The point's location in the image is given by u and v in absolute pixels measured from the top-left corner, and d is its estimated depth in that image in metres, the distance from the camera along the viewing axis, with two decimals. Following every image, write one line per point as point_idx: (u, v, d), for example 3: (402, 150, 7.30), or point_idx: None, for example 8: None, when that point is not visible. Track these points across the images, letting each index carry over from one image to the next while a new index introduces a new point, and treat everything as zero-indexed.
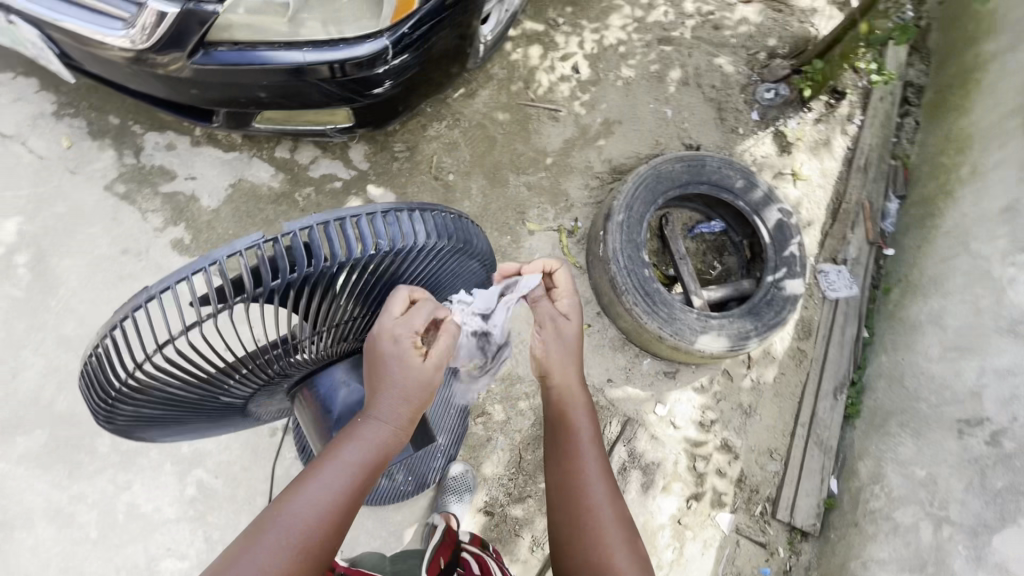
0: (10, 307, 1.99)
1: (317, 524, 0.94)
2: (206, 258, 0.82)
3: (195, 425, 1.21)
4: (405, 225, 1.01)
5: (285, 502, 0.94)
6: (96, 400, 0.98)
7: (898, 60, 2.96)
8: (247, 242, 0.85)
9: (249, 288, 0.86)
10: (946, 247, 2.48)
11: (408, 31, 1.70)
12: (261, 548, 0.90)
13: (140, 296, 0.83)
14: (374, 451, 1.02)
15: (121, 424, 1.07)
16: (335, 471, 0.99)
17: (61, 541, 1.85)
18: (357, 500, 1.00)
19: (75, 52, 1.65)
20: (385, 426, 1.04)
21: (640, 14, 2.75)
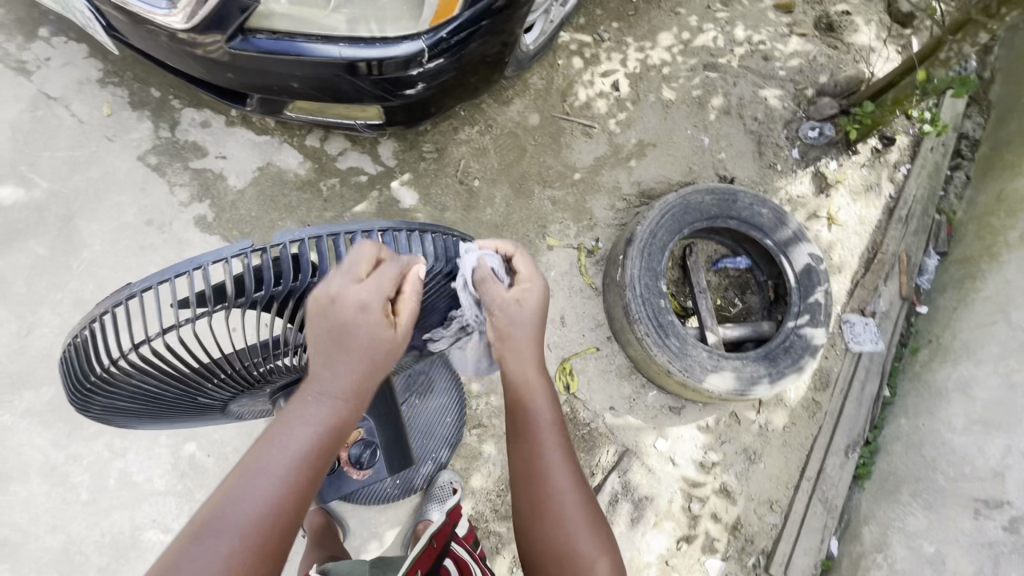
0: (32, 264, 2.03)
1: (263, 521, 0.85)
2: (191, 262, 0.82)
3: (173, 420, 1.20)
4: (402, 246, 1.03)
5: (225, 497, 0.86)
6: (73, 387, 0.97)
7: (954, 110, 2.83)
8: (235, 249, 0.84)
9: (231, 296, 0.85)
10: (984, 313, 2.35)
11: (446, 36, 1.70)
12: (203, 549, 0.81)
13: (122, 292, 0.82)
14: (322, 434, 0.92)
15: (96, 412, 1.06)
16: (279, 458, 0.89)
17: (52, 498, 1.89)
18: (308, 489, 0.90)
19: (119, 24, 1.67)
20: (329, 405, 0.93)
21: (688, 37, 2.68)
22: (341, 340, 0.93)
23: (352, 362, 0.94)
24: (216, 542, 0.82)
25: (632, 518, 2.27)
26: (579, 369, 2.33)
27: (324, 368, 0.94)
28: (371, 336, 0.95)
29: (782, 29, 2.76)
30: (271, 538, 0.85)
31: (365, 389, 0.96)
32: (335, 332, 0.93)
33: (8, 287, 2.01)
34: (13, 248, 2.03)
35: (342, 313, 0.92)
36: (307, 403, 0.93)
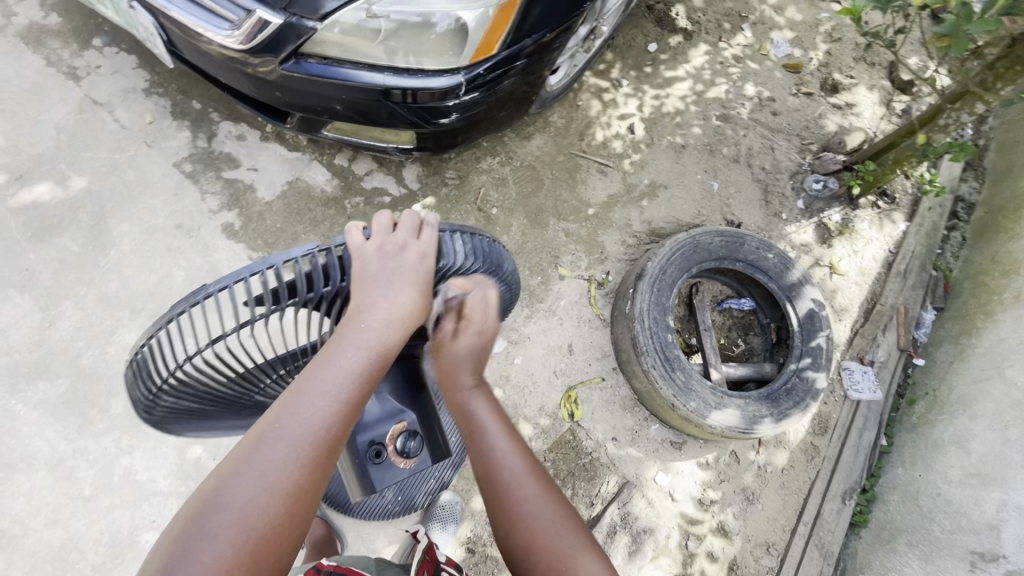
0: (61, 258, 2.09)
1: (313, 438, 0.90)
2: (264, 262, 0.94)
3: (220, 420, 1.28)
4: (446, 245, 1.17)
5: (278, 415, 0.90)
6: (140, 391, 1.05)
7: (951, 174, 2.97)
8: (303, 250, 0.98)
9: (301, 291, 1.00)
10: (979, 368, 2.42)
11: (483, 73, 1.82)
12: (257, 463, 0.86)
13: (199, 293, 0.92)
14: (369, 360, 1.00)
15: (156, 417, 1.13)
16: (329, 382, 0.95)
17: (55, 491, 1.89)
18: (355, 412, 0.96)
19: (179, 40, 1.79)
20: (377, 332, 1.03)
21: (701, 88, 2.83)
22: (387, 278, 1.07)
23: (398, 298, 1.07)
24: (279, 449, 0.88)
25: (629, 552, 2.27)
26: (585, 399, 2.37)
27: (374, 302, 1.05)
28: (413, 277, 1.10)
29: (790, 87, 2.92)
30: (321, 456, 0.90)
31: (406, 320, 1.07)
32: (380, 269, 1.08)
33: (35, 279, 2.05)
34: (44, 241, 2.09)
35: (381, 256, 1.09)
36: (356, 330, 1.02)
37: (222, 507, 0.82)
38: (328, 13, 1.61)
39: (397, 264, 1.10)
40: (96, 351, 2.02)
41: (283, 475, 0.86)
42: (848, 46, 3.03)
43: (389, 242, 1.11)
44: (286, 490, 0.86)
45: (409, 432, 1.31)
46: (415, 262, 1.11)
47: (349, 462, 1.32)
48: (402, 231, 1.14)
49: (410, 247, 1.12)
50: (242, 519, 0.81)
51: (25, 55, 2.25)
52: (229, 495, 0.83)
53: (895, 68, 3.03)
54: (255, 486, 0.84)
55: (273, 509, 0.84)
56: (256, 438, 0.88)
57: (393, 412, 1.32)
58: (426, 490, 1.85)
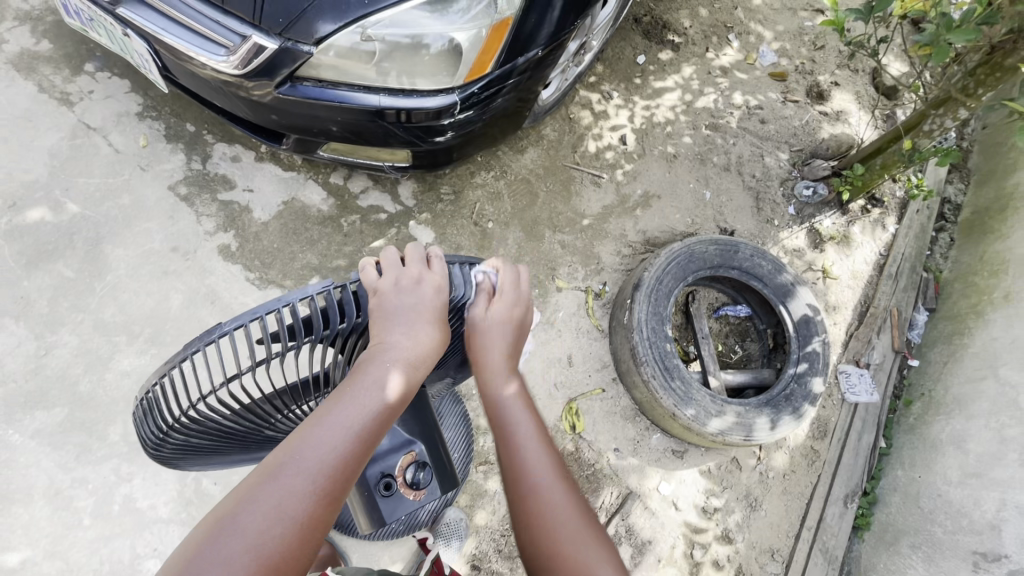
0: (56, 285, 2.07)
1: (329, 473, 0.91)
2: (281, 300, 0.93)
3: (229, 455, 1.28)
4: (456, 277, 1.22)
5: (296, 445, 0.91)
6: (152, 428, 1.05)
7: (937, 177, 3.02)
8: (318, 287, 0.97)
9: (317, 328, 0.99)
10: (972, 368, 2.46)
11: (476, 91, 1.85)
12: (272, 494, 0.87)
13: (213, 332, 0.92)
14: (387, 396, 1.01)
15: (165, 453, 1.13)
16: (348, 415, 0.97)
17: (54, 523, 1.87)
18: (371, 448, 0.97)
19: (172, 64, 1.79)
20: (395, 367, 1.04)
21: (690, 98, 2.88)
22: (405, 312, 1.09)
23: (416, 333, 1.08)
24: (296, 480, 0.88)
25: (635, 563, 2.27)
26: (586, 410, 2.37)
27: (394, 337, 1.07)
28: (429, 312, 1.11)
29: (777, 94, 2.98)
30: (335, 491, 0.91)
31: (424, 358, 1.08)
32: (397, 301, 1.09)
33: (30, 306, 2.04)
34: (39, 268, 2.08)
35: (399, 289, 1.11)
36: (378, 365, 1.03)
37: (234, 534, 0.82)
38: (323, 37, 1.62)
39: (415, 299, 1.11)
40: (93, 377, 2.00)
41: (297, 508, 0.87)
42: (832, 54, 3.10)
43: (406, 275, 1.13)
44: (298, 524, 0.86)
45: (419, 463, 1.28)
46: (433, 296, 1.13)
47: (356, 495, 1.29)
48: (421, 264, 1.16)
49: (427, 281, 1.14)
50: (254, 547, 0.82)
51: (17, 82, 2.25)
52: (241, 523, 0.83)
53: (877, 74, 3.10)
54: (269, 515, 0.85)
55: (284, 542, 0.84)
56: (273, 467, 0.89)
57: (402, 444, 1.29)
58: (429, 512, 1.82)
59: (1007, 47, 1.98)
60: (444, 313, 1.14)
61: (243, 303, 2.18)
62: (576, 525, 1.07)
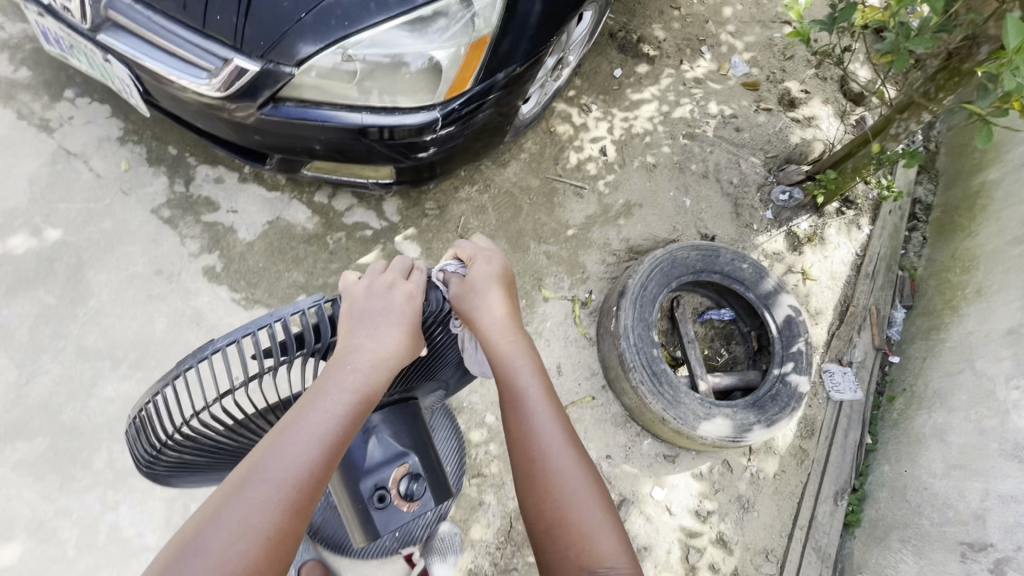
0: (37, 312, 2.05)
1: (295, 482, 0.91)
2: (272, 315, 0.94)
3: (220, 471, 1.29)
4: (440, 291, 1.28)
5: (261, 458, 0.92)
6: (144, 446, 1.05)
7: (907, 178, 3.12)
8: (309, 302, 0.99)
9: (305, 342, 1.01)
10: (951, 361, 2.52)
11: (458, 107, 1.89)
12: (239, 506, 0.87)
13: (205, 349, 0.92)
14: (353, 400, 1.02)
15: (159, 471, 1.14)
16: (312, 422, 0.97)
17: (38, 556, 1.83)
18: (338, 453, 0.98)
19: (154, 89, 1.81)
20: (360, 373, 1.05)
21: (666, 109, 2.95)
22: (371, 317, 1.11)
23: (385, 337, 1.10)
24: (260, 492, 0.89)
25: None
26: (577, 419, 2.39)
27: (362, 340, 1.08)
28: (401, 317, 1.13)
29: (751, 104, 3.07)
30: (304, 500, 0.91)
31: (392, 361, 1.09)
32: (367, 308, 1.12)
33: (11, 335, 2.01)
34: (20, 296, 2.06)
35: (367, 297, 1.13)
36: (342, 371, 1.04)
37: (200, 552, 0.82)
38: (304, 58, 1.65)
39: (385, 304, 1.13)
40: (77, 405, 1.97)
41: (264, 519, 0.87)
42: (801, 63, 3.21)
43: (375, 282, 1.16)
44: (268, 535, 0.86)
45: (412, 474, 1.28)
46: (402, 300, 1.14)
47: (352, 508, 1.28)
48: (393, 272, 1.18)
49: (396, 287, 1.16)
50: (221, 563, 0.81)
51: None
52: (208, 539, 0.83)
53: (845, 81, 3.21)
54: (235, 529, 0.85)
55: (252, 555, 0.84)
56: (238, 482, 0.89)
57: (395, 455, 1.29)
58: (423, 526, 1.85)
59: (963, 53, 2.08)
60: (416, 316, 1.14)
61: (230, 324, 2.17)
62: (581, 493, 1.09)
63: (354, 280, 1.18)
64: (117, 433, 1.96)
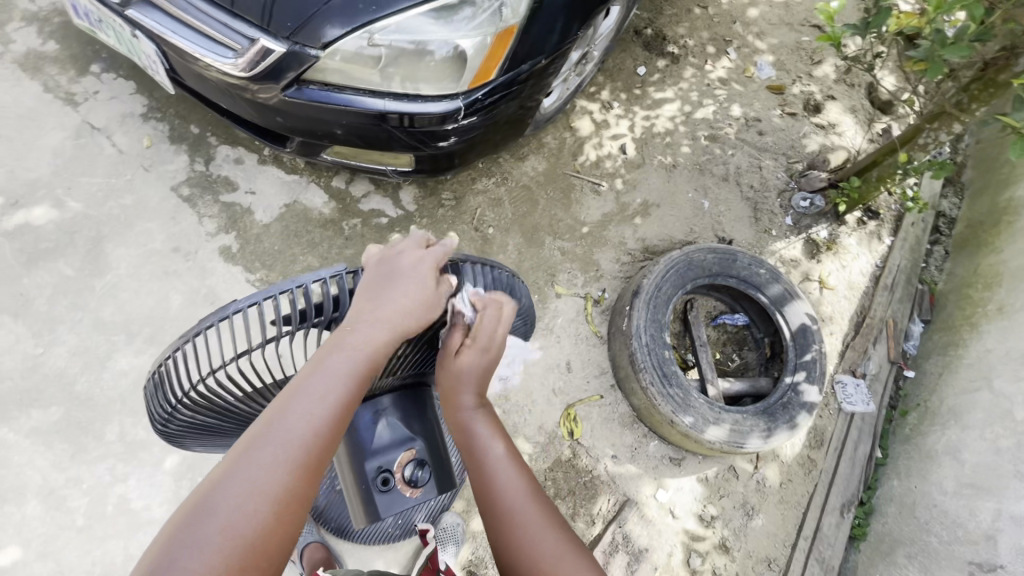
0: (56, 283, 2.07)
1: (301, 445, 0.90)
2: (294, 280, 0.95)
3: (229, 436, 1.31)
4: (467, 275, 1.18)
5: (266, 421, 0.91)
6: (160, 403, 1.07)
7: (932, 190, 3.06)
8: (331, 272, 1.01)
9: (328, 310, 1.03)
10: (968, 379, 2.47)
11: (481, 97, 1.87)
12: (247, 470, 0.87)
13: (227, 308, 0.94)
14: (361, 364, 1.00)
15: (172, 429, 1.16)
16: (318, 385, 0.96)
17: (47, 522, 1.86)
18: (345, 417, 0.97)
19: (179, 66, 1.81)
20: (369, 336, 1.01)
21: (689, 109, 2.91)
22: (385, 288, 1.06)
23: (397, 305, 1.05)
24: (266, 455, 0.88)
25: (630, 571, 2.26)
26: (584, 416, 2.38)
27: (373, 307, 1.03)
28: (418, 286, 1.08)
29: (775, 108, 3.02)
30: (313, 463, 0.91)
31: (405, 328, 1.04)
32: (380, 278, 1.07)
33: (30, 305, 2.04)
34: (39, 267, 2.08)
35: (382, 268, 1.09)
36: (347, 333, 1.00)
37: (209, 515, 0.82)
38: (330, 41, 1.64)
39: (399, 272, 1.09)
40: (91, 376, 2.00)
41: (271, 482, 0.87)
42: (829, 69, 3.15)
43: (391, 252, 1.12)
44: (275, 497, 0.86)
45: (418, 461, 1.28)
46: (416, 270, 1.10)
47: (355, 488, 1.27)
48: (408, 243, 1.15)
49: (410, 257, 1.12)
50: (230, 525, 0.82)
51: (23, 82, 2.27)
52: (216, 501, 0.84)
53: (873, 89, 3.14)
54: (242, 492, 0.85)
55: (260, 516, 0.84)
56: (244, 444, 0.88)
57: (403, 439, 1.29)
58: (425, 514, 1.88)
59: (1001, 63, 2.02)
60: (434, 286, 1.09)
61: None
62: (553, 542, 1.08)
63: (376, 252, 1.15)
64: (129, 407, 1.99)
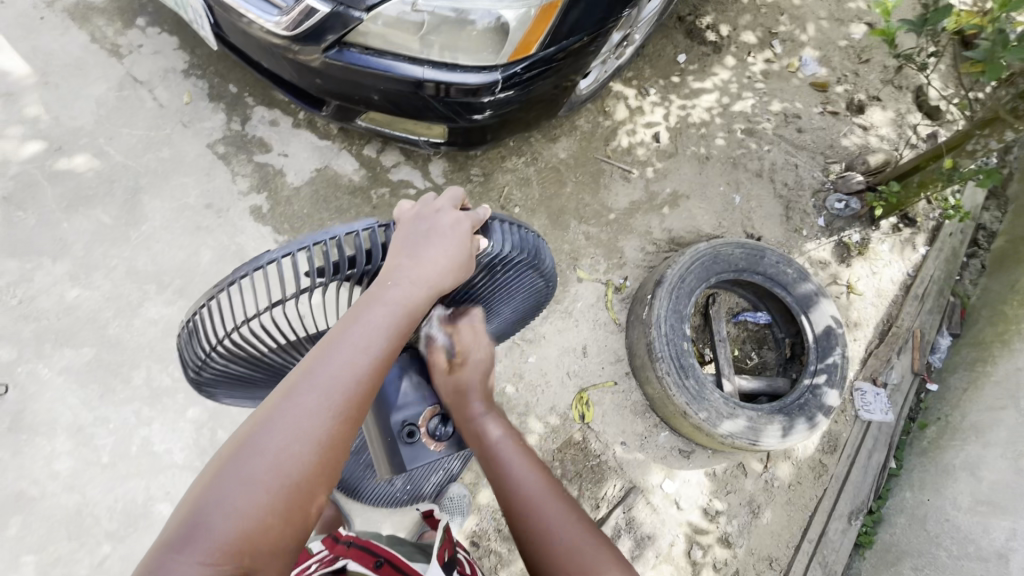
0: (93, 230, 2.13)
1: (343, 391, 0.91)
2: (327, 232, 0.97)
3: (259, 387, 1.35)
4: (495, 233, 1.18)
5: (307, 366, 0.92)
6: (193, 351, 1.09)
7: (975, 200, 2.96)
8: (363, 225, 1.01)
9: (361, 262, 1.03)
10: (994, 396, 2.40)
11: (519, 71, 1.86)
12: (290, 414, 0.88)
13: (261, 258, 0.95)
14: (398, 318, 1.00)
15: (204, 378, 1.19)
16: (359, 335, 0.96)
17: (74, 457, 1.94)
18: (385, 367, 0.98)
19: (224, 22, 1.84)
20: (405, 290, 1.02)
21: (727, 101, 2.85)
22: (423, 244, 1.07)
23: (432, 263, 1.06)
24: (308, 400, 0.89)
25: (632, 557, 2.27)
26: (596, 401, 2.38)
27: (408, 263, 1.04)
28: (453, 245, 1.09)
29: (816, 105, 2.93)
30: (353, 409, 0.92)
31: (438, 286, 1.06)
32: (414, 235, 1.07)
33: (68, 249, 2.10)
34: (78, 213, 2.14)
35: (419, 225, 1.09)
36: (384, 287, 1.01)
37: (255, 455, 0.84)
38: (372, 5, 1.64)
39: (432, 230, 1.09)
40: (122, 322, 2.06)
41: (314, 426, 0.88)
42: (876, 68, 3.04)
43: (426, 209, 1.13)
44: (318, 442, 0.88)
45: (442, 416, 1.30)
46: (454, 229, 1.10)
47: (380, 441, 1.30)
48: (444, 200, 1.15)
49: (447, 215, 1.12)
50: (275, 465, 0.84)
51: (71, 31, 2.31)
52: (261, 442, 0.85)
53: (922, 92, 3.03)
54: (285, 435, 0.86)
55: (303, 459, 0.86)
56: (287, 388, 0.89)
57: (428, 395, 1.31)
58: (433, 482, 1.92)
59: None
60: (469, 246, 1.10)
61: None
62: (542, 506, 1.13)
63: (408, 208, 1.14)
64: (156, 354, 2.05)
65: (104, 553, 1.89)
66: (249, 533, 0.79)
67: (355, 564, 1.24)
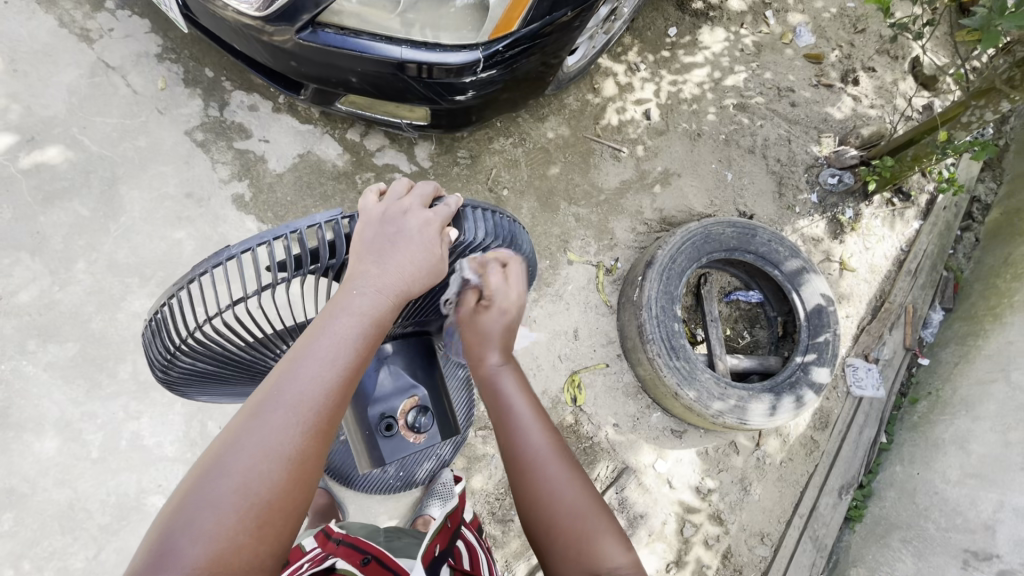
0: (72, 223, 2.09)
1: (313, 405, 0.90)
2: (288, 226, 0.95)
3: (233, 384, 1.34)
4: (467, 221, 1.14)
5: (276, 382, 0.90)
6: (158, 349, 1.08)
7: (970, 173, 2.93)
8: (325, 217, 1.00)
9: (323, 257, 1.00)
10: (986, 369, 2.40)
11: (501, 50, 1.79)
12: (258, 432, 0.86)
13: (220, 255, 0.93)
14: (366, 326, 0.98)
15: (173, 376, 1.18)
16: (325, 348, 0.94)
17: (64, 452, 1.94)
18: (354, 377, 0.96)
19: (195, 4, 1.78)
20: (372, 297, 1.00)
21: (718, 75, 2.78)
22: (389, 245, 1.03)
23: (400, 264, 1.02)
24: (277, 416, 0.88)
25: None
26: (588, 384, 2.38)
27: (375, 266, 1.01)
28: (421, 242, 1.05)
29: (810, 78, 2.87)
30: (324, 424, 0.91)
31: (408, 290, 1.03)
32: (380, 235, 1.04)
33: (46, 242, 2.06)
34: (55, 205, 2.09)
35: (387, 223, 1.05)
36: (350, 295, 0.99)
37: (222, 475, 0.83)
38: None
39: (400, 227, 1.05)
40: (105, 316, 2.04)
41: (284, 442, 0.87)
42: (872, 38, 2.96)
43: (394, 207, 1.07)
44: (288, 457, 0.87)
45: (420, 407, 1.29)
46: (422, 227, 1.06)
47: (357, 436, 1.29)
48: (412, 197, 1.10)
49: (414, 214, 1.07)
50: (243, 485, 0.83)
51: (37, 15, 2.22)
52: (230, 461, 0.84)
53: (918, 63, 2.96)
54: (254, 453, 0.85)
55: (274, 478, 0.85)
56: (255, 406, 0.88)
57: (405, 387, 1.30)
58: (426, 468, 1.91)
59: None
60: (440, 246, 1.06)
61: None
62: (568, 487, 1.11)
63: (373, 201, 1.08)
64: (142, 347, 2.04)
65: (99, 546, 1.91)
66: (221, 556, 0.78)
67: (344, 561, 1.19)
